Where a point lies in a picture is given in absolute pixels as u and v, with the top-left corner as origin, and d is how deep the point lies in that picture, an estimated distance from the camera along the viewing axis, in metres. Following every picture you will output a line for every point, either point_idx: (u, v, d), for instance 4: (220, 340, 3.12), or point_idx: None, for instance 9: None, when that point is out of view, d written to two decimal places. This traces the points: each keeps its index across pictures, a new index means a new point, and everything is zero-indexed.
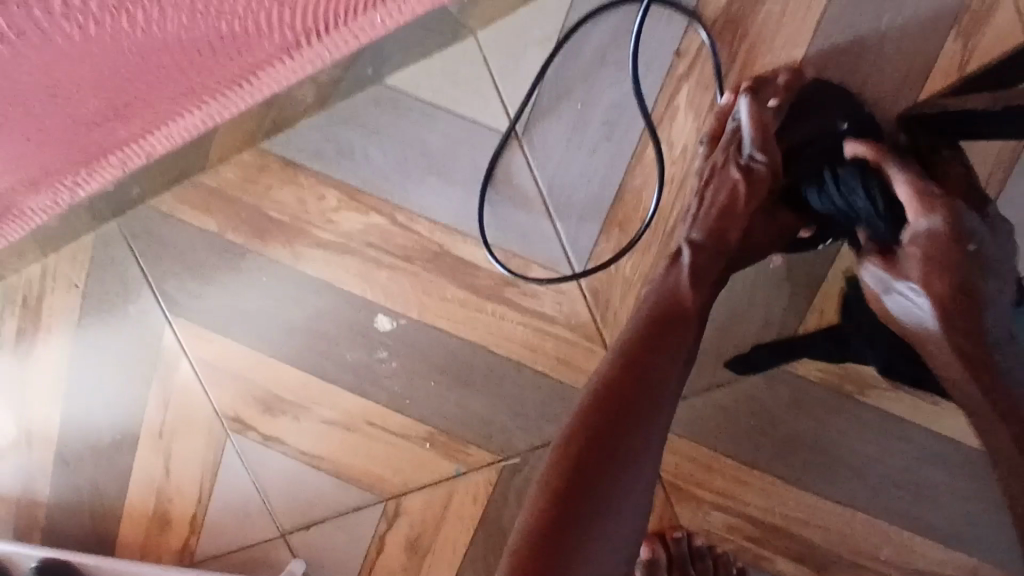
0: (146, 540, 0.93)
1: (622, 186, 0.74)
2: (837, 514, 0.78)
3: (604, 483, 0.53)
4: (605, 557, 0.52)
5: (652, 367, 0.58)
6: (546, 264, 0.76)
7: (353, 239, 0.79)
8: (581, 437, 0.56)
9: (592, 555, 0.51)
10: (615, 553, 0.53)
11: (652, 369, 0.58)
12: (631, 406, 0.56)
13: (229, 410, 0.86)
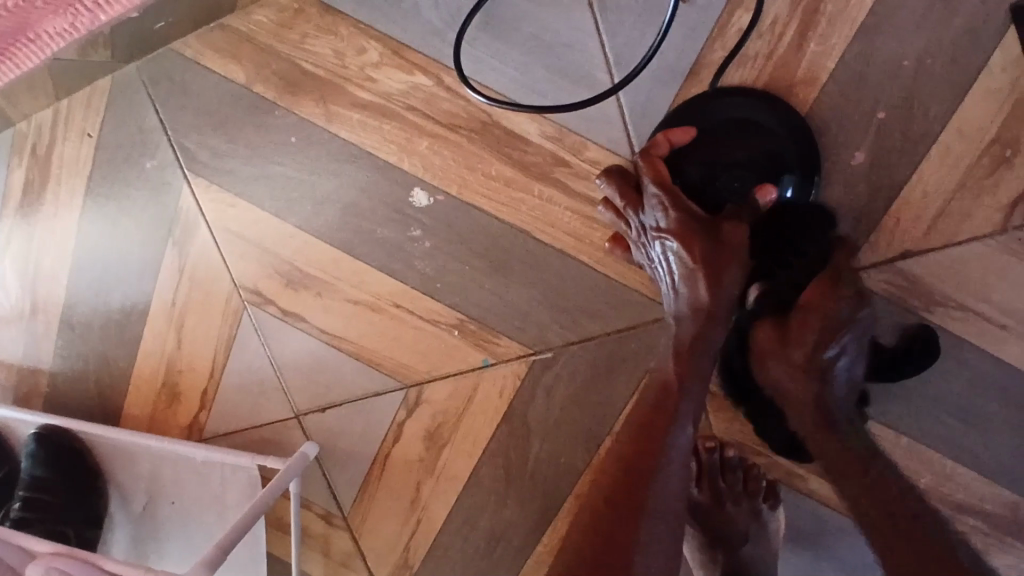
0: (154, 412, 0.90)
1: (700, 59, 0.68)
2: (882, 437, 0.74)
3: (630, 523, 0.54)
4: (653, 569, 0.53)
5: (658, 416, 0.60)
6: (603, 142, 0.70)
7: (395, 101, 0.72)
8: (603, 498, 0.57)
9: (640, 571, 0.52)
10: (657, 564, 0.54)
11: (665, 411, 0.60)
12: (648, 436, 0.59)
13: (248, 282, 0.81)
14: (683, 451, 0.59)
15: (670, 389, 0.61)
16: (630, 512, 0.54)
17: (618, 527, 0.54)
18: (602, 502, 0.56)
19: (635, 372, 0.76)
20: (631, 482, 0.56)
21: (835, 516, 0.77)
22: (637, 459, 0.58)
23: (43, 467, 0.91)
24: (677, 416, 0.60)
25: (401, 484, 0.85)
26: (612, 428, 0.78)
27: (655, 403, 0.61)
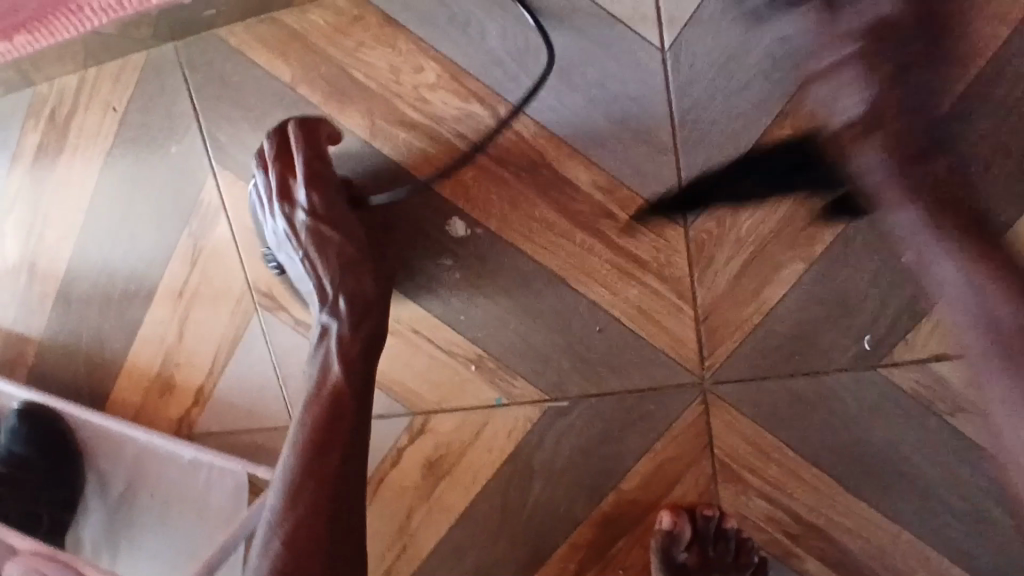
0: (143, 402, 0.86)
1: (766, 134, 0.64)
2: (883, 527, 0.73)
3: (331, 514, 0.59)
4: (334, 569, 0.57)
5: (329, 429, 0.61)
6: (654, 200, 0.68)
7: (446, 127, 0.69)
8: (314, 473, 0.59)
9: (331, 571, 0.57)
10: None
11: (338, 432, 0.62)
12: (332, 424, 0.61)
13: (261, 285, 0.78)
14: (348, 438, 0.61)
15: (330, 411, 0.62)
16: (322, 491, 0.59)
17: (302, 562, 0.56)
18: (309, 512, 0.58)
19: (649, 432, 0.75)
20: (320, 494, 0.59)
21: None
22: (330, 463, 0.60)
23: (29, 444, 0.88)
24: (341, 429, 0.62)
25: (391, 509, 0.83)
26: (617, 483, 0.77)
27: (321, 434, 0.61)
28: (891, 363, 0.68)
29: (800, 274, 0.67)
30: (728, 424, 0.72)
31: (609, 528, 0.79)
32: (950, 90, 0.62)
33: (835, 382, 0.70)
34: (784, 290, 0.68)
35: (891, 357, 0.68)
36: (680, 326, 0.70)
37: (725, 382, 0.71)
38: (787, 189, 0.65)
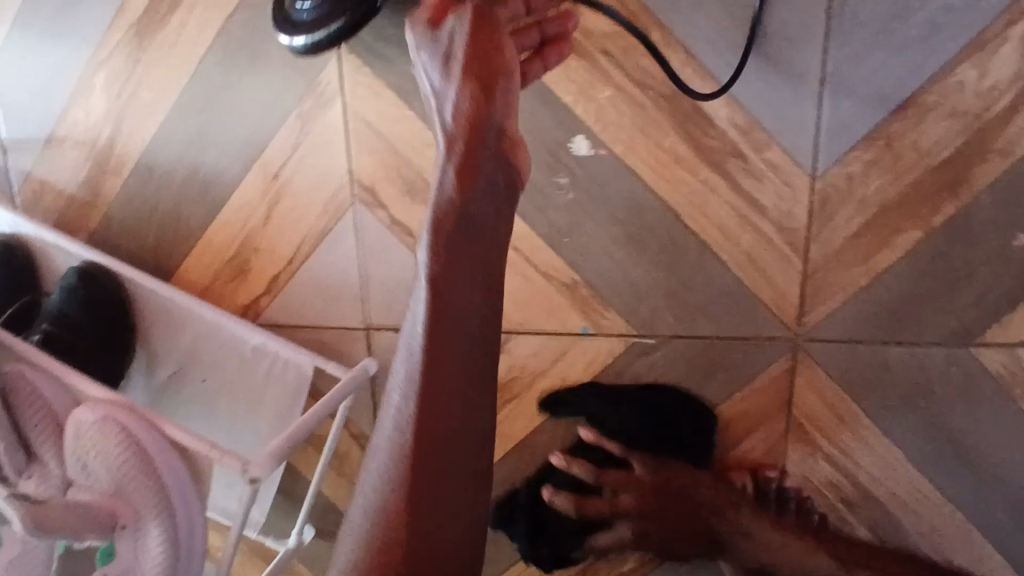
0: (213, 279, 0.86)
1: (912, 97, 0.65)
2: (944, 512, 0.74)
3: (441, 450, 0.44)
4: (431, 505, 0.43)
5: (459, 271, 0.46)
6: (787, 147, 0.68)
7: (593, 41, 0.69)
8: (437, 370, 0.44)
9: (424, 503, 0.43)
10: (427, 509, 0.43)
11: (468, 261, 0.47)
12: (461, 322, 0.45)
13: (363, 176, 0.77)
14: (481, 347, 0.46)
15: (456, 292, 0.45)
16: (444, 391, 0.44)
17: (429, 470, 0.43)
18: (426, 408, 0.44)
19: (730, 382, 0.75)
20: (440, 407, 0.44)
21: None
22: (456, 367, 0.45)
23: (82, 308, 0.85)
24: (477, 308, 0.46)
25: None
26: (687, 431, 0.77)
27: (435, 288, 0.45)
28: (982, 342, 0.70)
29: (914, 243, 0.68)
30: (811, 383, 0.73)
31: None
32: None
33: (923, 353, 0.71)
34: (895, 257, 0.69)
35: (983, 337, 0.70)
36: (784, 280, 0.71)
37: (817, 342, 0.72)
38: (921, 155, 0.66)
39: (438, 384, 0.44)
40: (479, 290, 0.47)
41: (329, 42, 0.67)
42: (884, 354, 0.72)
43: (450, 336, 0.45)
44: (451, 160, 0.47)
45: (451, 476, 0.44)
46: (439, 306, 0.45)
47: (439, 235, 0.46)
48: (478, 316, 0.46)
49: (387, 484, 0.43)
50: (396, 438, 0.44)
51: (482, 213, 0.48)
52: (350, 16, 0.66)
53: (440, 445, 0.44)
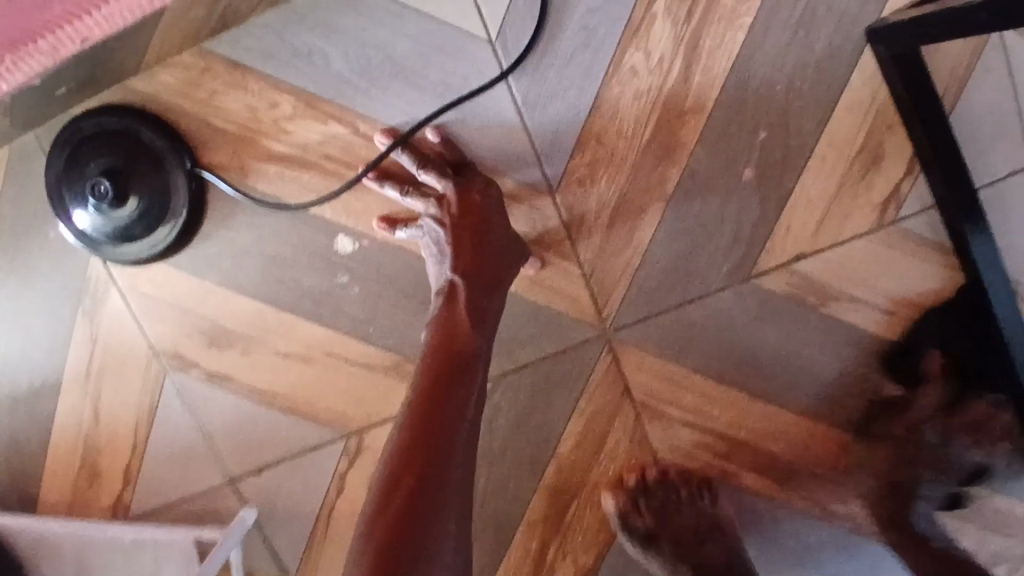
0: (73, 494, 0.84)
1: (599, 94, 0.71)
2: (798, 426, 0.80)
3: (444, 507, 0.54)
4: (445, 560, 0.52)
5: (468, 356, 0.63)
6: (518, 176, 0.73)
7: (312, 153, 0.73)
8: (420, 423, 0.58)
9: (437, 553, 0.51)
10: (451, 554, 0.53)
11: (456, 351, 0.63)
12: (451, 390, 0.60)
13: (168, 345, 0.79)
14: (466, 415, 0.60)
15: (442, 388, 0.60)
16: (428, 453, 0.56)
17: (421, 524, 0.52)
18: (408, 461, 0.56)
19: (571, 392, 0.79)
20: (423, 459, 0.56)
21: (767, 505, 0.83)
22: (439, 430, 0.58)
23: None
24: (459, 406, 0.60)
25: (347, 539, 0.83)
26: (556, 449, 0.81)
27: (433, 387, 0.60)
28: (760, 273, 0.76)
29: (661, 212, 0.74)
30: (638, 364, 0.78)
31: (559, 498, 0.82)
32: (737, 26, 0.70)
33: (716, 301, 0.77)
34: (652, 229, 0.75)
35: (759, 267, 0.75)
36: (572, 287, 0.76)
37: (625, 329, 0.77)
38: (631, 138, 0.72)
39: (432, 449, 0.57)
40: (472, 395, 0.61)
41: (142, 231, 0.73)
42: (680, 317, 0.77)
43: (447, 410, 0.59)
44: (462, 288, 0.66)
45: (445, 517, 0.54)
46: (455, 402, 0.60)
47: (443, 336, 0.64)
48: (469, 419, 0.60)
49: (374, 536, 0.52)
50: (385, 487, 0.55)
51: (484, 338, 0.65)
52: (145, 202, 0.71)
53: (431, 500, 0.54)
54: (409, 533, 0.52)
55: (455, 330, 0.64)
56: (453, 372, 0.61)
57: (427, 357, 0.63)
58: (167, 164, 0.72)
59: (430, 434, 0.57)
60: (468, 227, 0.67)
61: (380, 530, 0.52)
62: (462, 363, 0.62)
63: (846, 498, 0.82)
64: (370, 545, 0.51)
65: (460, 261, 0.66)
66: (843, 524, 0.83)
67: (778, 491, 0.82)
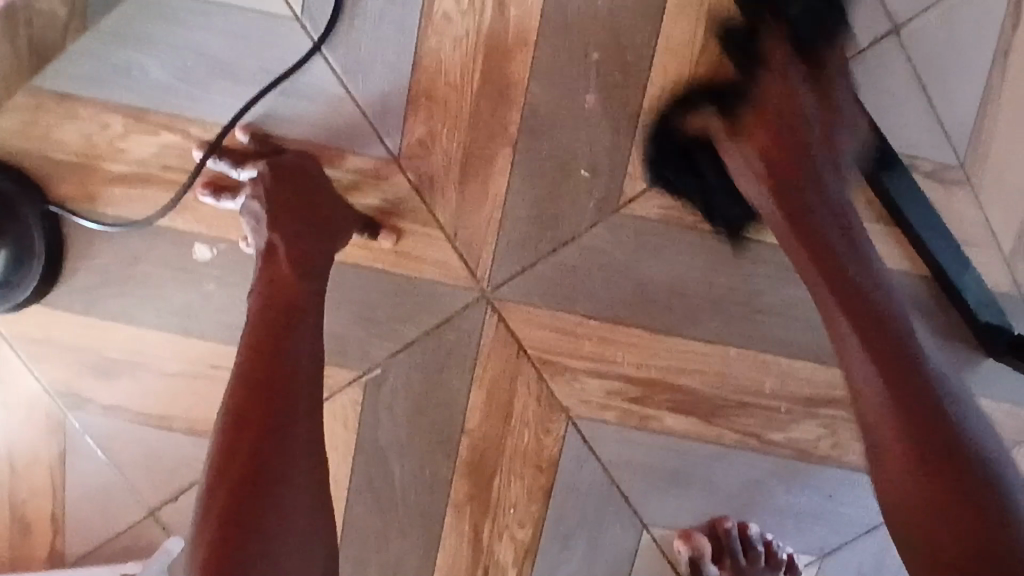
0: (9, 551, 0.84)
1: (419, 50, 0.70)
2: (710, 354, 0.75)
3: (284, 479, 0.52)
4: (288, 536, 0.51)
5: (301, 309, 0.60)
6: (357, 149, 0.71)
7: (151, 167, 0.72)
8: (251, 384, 0.56)
9: (275, 532, 0.50)
10: (295, 530, 0.52)
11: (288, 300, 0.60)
12: (279, 344, 0.58)
13: (63, 384, 0.79)
14: (303, 371, 0.57)
15: (271, 341, 0.58)
16: (260, 421, 0.54)
17: (259, 505, 0.50)
18: (241, 431, 0.53)
19: (464, 363, 0.76)
20: (256, 430, 0.53)
21: (701, 446, 0.77)
22: (271, 394, 0.55)
23: None
24: (295, 358, 0.57)
25: None
26: (464, 425, 0.77)
27: (263, 341, 0.58)
28: (630, 201, 0.72)
29: (511, 158, 0.71)
30: (526, 320, 0.74)
31: (481, 476, 0.78)
32: None
33: (592, 239, 0.73)
34: (506, 177, 0.72)
35: (627, 195, 0.72)
36: (439, 253, 0.73)
37: (504, 285, 0.74)
38: (462, 87, 0.70)
39: (269, 418, 0.54)
40: (308, 340, 0.59)
41: (13, 277, 0.73)
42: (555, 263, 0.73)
43: (282, 367, 0.57)
44: (280, 243, 0.62)
45: (288, 493, 0.52)
46: (286, 356, 0.57)
47: (269, 287, 0.60)
48: (306, 370, 0.58)
49: (207, 518, 0.50)
50: (216, 462, 0.53)
51: (313, 281, 0.61)
52: (6, 248, 0.72)
53: (270, 474, 0.52)
54: (244, 516, 0.50)
55: (281, 281, 0.60)
56: (280, 324, 0.59)
57: (257, 312, 0.60)
58: (18, 208, 0.72)
59: (264, 391, 0.55)
60: (289, 185, 0.65)
61: (222, 496, 0.51)
62: (292, 309, 0.60)
63: (781, 424, 0.76)
64: (213, 512, 0.50)
65: (280, 216, 0.63)
66: (784, 453, 0.77)
67: (708, 430, 0.77)
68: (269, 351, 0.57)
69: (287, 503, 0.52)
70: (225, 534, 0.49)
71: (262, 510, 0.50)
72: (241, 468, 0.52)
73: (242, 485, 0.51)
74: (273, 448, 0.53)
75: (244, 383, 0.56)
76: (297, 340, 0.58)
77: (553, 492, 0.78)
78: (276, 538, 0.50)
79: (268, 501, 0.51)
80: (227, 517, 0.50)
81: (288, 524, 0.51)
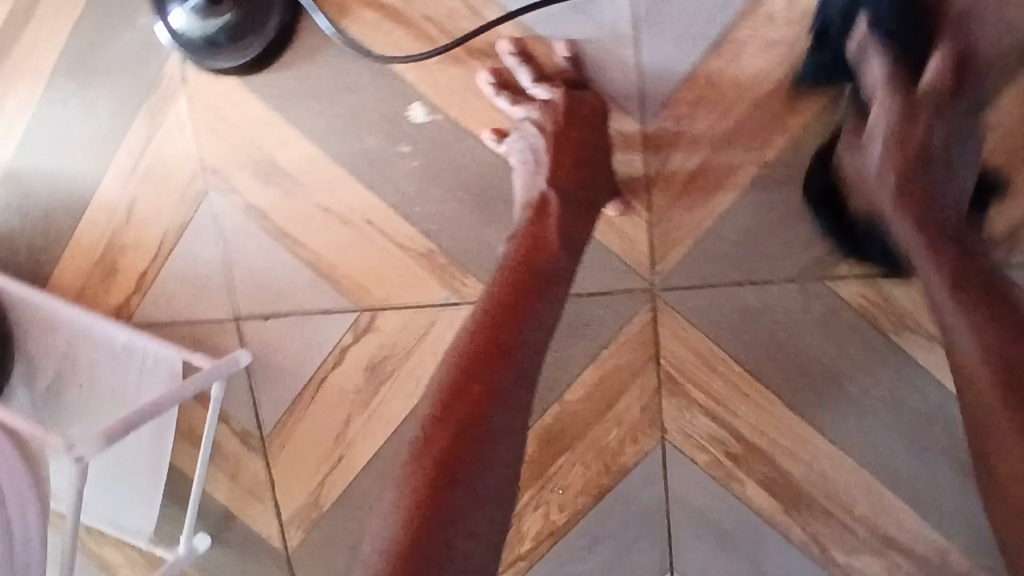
0: (85, 285, 0.84)
1: (724, 34, 0.66)
2: (826, 453, 0.73)
3: (499, 446, 0.48)
4: (489, 504, 0.46)
5: (546, 280, 0.56)
6: (612, 94, 0.68)
7: (412, 9, 0.71)
8: (487, 339, 0.52)
9: (478, 498, 0.46)
10: (499, 499, 0.47)
11: (542, 267, 0.57)
12: (521, 308, 0.54)
13: (217, 163, 0.77)
14: (538, 345, 0.54)
15: (512, 300, 0.54)
16: (488, 379, 0.50)
17: (472, 465, 0.46)
18: (468, 381, 0.50)
19: (595, 339, 0.74)
20: (486, 387, 0.49)
21: (765, 528, 0.76)
22: (505, 356, 0.51)
23: None
24: (529, 327, 0.53)
25: (328, 415, 0.82)
26: (562, 394, 0.76)
27: (507, 299, 0.54)
28: (839, 278, 0.70)
29: (750, 179, 0.68)
30: (674, 333, 0.72)
31: (551, 447, 0.77)
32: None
33: (781, 294, 0.70)
34: (734, 194, 0.69)
35: (839, 271, 0.70)
36: (632, 229, 0.70)
37: (673, 292, 0.71)
38: (743, 90, 0.67)
39: (496, 377, 0.50)
40: (548, 315, 0.55)
41: (228, 43, 0.70)
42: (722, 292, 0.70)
43: (519, 332, 0.53)
44: (553, 197, 0.60)
45: (499, 460, 0.48)
46: (524, 322, 0.54)
47: (526, 245, 0.58)
48: (541, 345, 0.54)
49: (416, 459, 0.47)
50: (432, 406, 0.50)
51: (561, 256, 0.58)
52: (238, 14, 0.69)
53: (486, 435, 0.48)
54: (453, 470, 0.46)
55: (535, 247, 0.57)
56: (529, 288, 0.55)
57: (504, 269, 0.57)
58: None
59: (493, 351, 0.51)
60: (572, 141, 0.62)
61: (441, 441, 0.47)
62: (540, 276, 0.56)
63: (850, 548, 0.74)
64: (425, 463, 0.46)
65: (556, 171, 0.61)
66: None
67: (779, 518, 0.75)
68: (509, 311, 0.54)
69: (497, 472, 0.47)
70: (437, 489, 0.45)
71: (472, 469, 0.46)
72: (462, 420, 0.48)
73: (461, 438, 0.47)
74: (497, 411, 0.49)
75: (479, 336, 0.53)
76: (538, 311, 0.55)
77: (609, 496, 0.78)
78: (479, 501, 0.46)
79: (481, 464, 0.47)
80: (441, 468, 0.46)
81: (492, 490, 0.46)
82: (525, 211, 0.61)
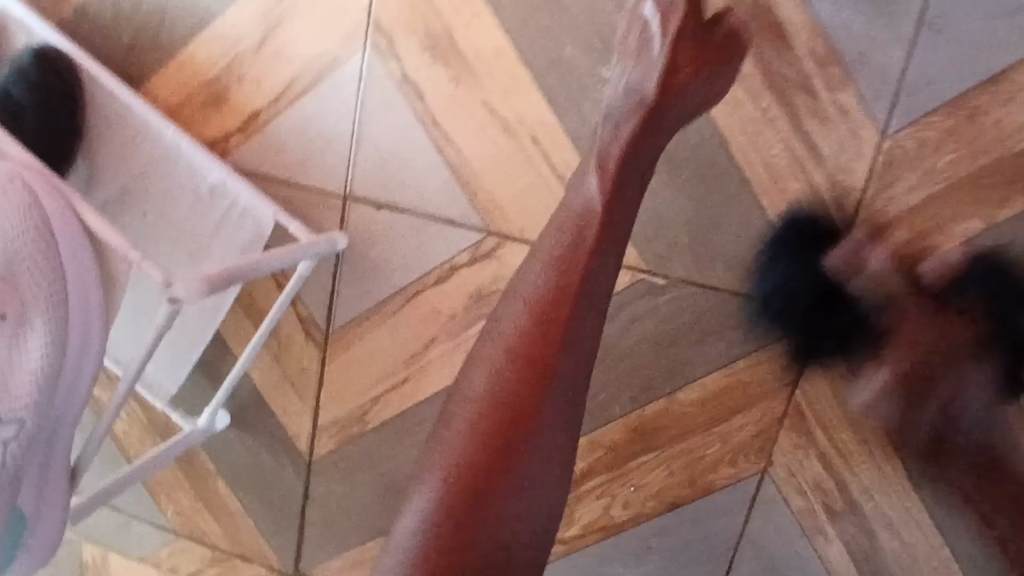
0: (182, 106, 0.75)
1: (1009, 70, 0.58)
2: (928, 541, 0.67)
3: (515, 505, 0.47)
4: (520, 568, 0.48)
5: (581, 308, 0.49)
6: (863, 94, 0.61)
7: None
8: (517, 380, 0.48)
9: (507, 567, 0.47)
10: (526, 546, 0.48)
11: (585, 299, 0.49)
12: (553, 342, 0.48)
13: (385, 21, 0.68)
14: (579, 384, 0.49)
15: (546, 336, 0.48)
16: (517, 431, 0.47)
17: (488, 525, 0.46)
18: (490, 435, 0.47)
19: (735, 346, 0.67)
20: (508, 439, 0.47)
21: None
22: (533, 403, 0.48)
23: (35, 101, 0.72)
24: (556, 391, 0.48)
25: (410, 331, 0.74)
26: (676, 391, 0.69)
27: (535, 330, 0.49)
28: None
29: (973, 235, 0.61)
30: (824, 366, 0.66)
31: (640, 440, 0.71)
32: None
33: None
34: (947, 245, 0.61)
35: None
36: (824, 243, 0.63)
37: None
38: (1005, 137, 0.59)
39: (519, 425, 0.47)
40: (587, 347, 0.50)
41: None
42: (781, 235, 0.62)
43: (555, 374, 0.48)
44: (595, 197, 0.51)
45: (518, 512, 0.47)
46: (561, 361, 0.48)
47: (560, 262, 0.50)
48: (581, 378, 0.50)
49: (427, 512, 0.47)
50: (452, 448, 0.48)
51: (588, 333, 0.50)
52: None
53: (513, 496, 0.47)
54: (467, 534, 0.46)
55: (541, 308, 0.49)
56: (560, 312, 0.49)
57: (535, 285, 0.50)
58: None
59: (508, 414, 0.48)
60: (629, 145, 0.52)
61: (457, 500, 0.46)
62: (569, 299, 0.49)
63: None
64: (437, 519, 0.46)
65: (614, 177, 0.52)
66: None
67: None
68: (545, 347, 0.48)
69: (516, 534, 0.47)
70: (447, 553, 0.46)
71: (483, 531, 0.46)
72: (476, 484, 0.47)
73: (476, 503, 0.46)
74: (522, 468, 0.47)
75: (506, 372, 0.49)
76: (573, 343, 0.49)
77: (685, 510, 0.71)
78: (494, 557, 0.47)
79: (496, 524, 0.46)
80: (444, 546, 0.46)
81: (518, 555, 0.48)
82: (561, 231, 0.52)
